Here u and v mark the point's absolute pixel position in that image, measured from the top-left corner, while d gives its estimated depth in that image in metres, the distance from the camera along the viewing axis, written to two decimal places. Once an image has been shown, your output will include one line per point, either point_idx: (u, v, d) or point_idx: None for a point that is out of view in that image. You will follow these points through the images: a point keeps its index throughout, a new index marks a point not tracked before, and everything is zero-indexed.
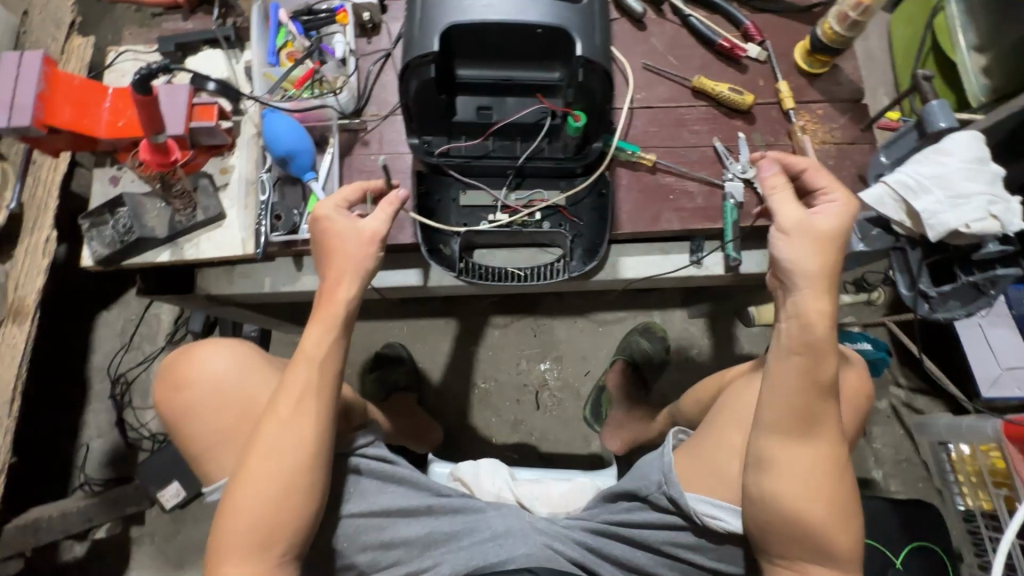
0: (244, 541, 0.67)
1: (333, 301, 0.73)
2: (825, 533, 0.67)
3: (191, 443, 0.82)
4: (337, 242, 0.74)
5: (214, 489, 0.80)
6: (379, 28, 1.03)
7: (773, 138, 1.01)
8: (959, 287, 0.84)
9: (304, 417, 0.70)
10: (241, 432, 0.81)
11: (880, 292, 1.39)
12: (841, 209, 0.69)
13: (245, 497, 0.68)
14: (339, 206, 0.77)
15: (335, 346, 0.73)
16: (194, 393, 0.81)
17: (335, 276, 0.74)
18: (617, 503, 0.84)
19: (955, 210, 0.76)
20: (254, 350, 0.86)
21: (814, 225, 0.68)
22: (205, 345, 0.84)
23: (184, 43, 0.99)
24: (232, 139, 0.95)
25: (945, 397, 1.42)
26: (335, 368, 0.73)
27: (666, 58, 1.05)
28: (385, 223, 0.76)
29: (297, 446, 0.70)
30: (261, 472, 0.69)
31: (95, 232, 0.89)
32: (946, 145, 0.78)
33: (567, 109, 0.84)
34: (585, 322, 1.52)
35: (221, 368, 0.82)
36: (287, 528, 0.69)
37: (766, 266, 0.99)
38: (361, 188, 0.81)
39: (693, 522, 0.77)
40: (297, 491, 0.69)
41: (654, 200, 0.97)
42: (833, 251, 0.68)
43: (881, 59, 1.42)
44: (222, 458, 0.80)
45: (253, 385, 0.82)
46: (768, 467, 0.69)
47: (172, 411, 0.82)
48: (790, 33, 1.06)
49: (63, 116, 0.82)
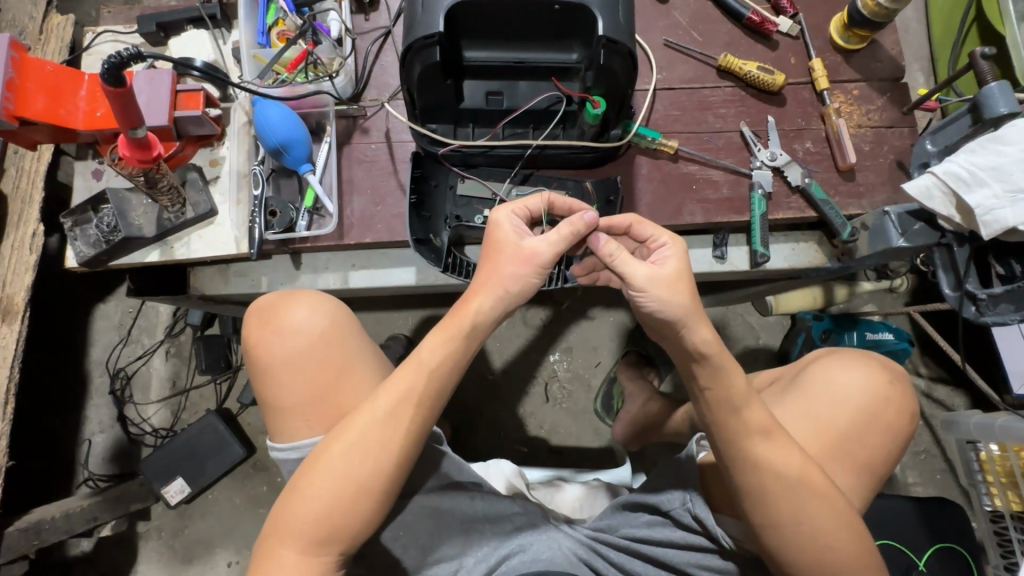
0: (306, 532, 0.62)
1: (466, 310, 0.67)
2: (827, 525, 0.62)
3: (274, 395, 0.75)
4: (500, 249, 0.69)
5: (287, 449, 0.74)
6: (377, 4, 0.95)
7: (804, 122, 0.93)
8: (1014, 289, 0.78)
9: (395, 422, 0.65)
10: (333, 392, 0.74)
11: (906, 280, 1.32)
12: (676, 253, 0.68)
13: (315, 486, 0.63)
14: (516, 213, 0.71)
15: (453, 356, 0.67)
16: (286, 343, 0.75)
17: (479, 283, 0.68)
18: (638, 515, 0.79)
19: (1014, 206, 0.73)
20: (343, 310, 0.80)
21: (662, 272, 0.65)
22: (303, 297, 0.78)
23: (165, 22, 0.91)
24: (222, 128, 0.88)
25: (969, 389, 1.38)
26: (446, 380, 0.67)
27: (689, 33, 0.96)
28: (551, 248, 0.68)
29: (380, 449, 0.64)
30: (341, 461, 0.64)
31: (78, 231, 0.84)
32: (1006, 134, 0.75)
33: (585, 95, 0.76)
34: (597, 312, 1.47)
35: (319, 322, 0.76)
36: (346, 532, 0.63)
37: (793, 262, 0.93)
38: (547, 198, 0.74)
39: (719, 544, 0.72)
40: (368, 496, 0.64)
41: (676, 190, 0.90)
42: (689, 289, 0.65)
43: (917, 31, 1.32)
44: (304, 418, 0.74)
45: (352, 350, 0.77)
46: (768, 433, 0.63)
47: (264, 351, 0.75)
48: (825, 5, 0.98)
49: (36, 106, 0.75)
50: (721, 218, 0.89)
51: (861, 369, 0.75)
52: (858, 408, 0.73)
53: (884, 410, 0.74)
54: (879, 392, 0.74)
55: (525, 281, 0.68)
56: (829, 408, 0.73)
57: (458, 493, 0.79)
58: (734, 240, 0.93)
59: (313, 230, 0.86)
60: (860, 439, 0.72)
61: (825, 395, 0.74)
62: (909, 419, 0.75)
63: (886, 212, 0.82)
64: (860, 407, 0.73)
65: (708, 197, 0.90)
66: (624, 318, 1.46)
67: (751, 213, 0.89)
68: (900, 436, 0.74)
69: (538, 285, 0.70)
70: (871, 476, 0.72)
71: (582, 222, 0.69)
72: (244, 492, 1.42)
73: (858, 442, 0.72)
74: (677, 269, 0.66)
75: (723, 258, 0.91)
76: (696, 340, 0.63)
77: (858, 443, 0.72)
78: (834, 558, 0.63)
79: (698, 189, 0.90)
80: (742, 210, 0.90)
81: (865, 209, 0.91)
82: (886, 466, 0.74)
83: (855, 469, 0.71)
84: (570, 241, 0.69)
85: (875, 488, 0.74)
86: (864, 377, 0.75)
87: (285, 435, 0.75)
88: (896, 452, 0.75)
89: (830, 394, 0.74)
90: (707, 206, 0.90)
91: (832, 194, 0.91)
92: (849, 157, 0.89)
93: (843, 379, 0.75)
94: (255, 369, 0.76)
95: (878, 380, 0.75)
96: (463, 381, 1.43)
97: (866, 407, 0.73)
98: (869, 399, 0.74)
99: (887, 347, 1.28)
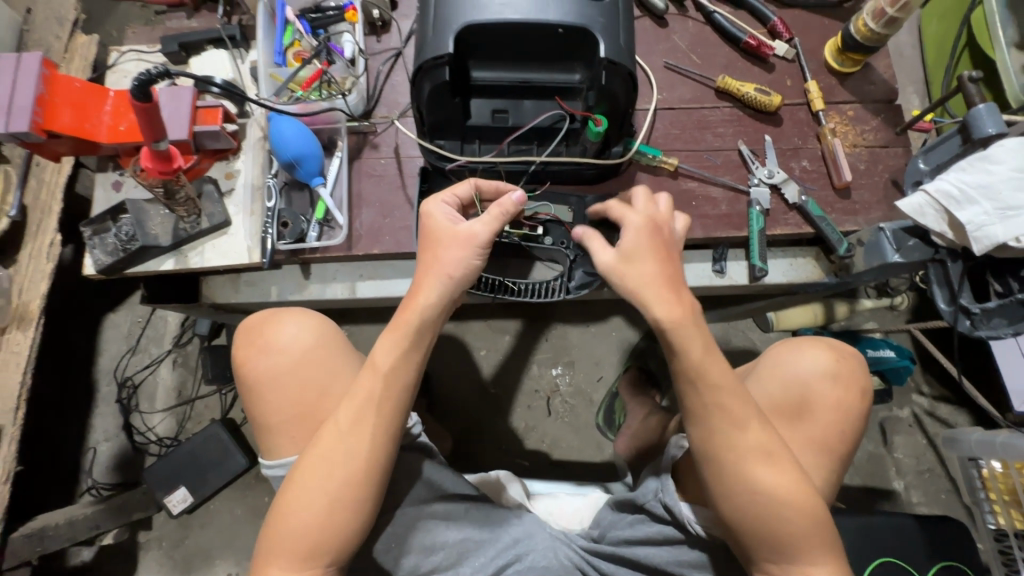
0: (293, 547, 0.64)
1: (411, 308, 0.69)
2: (801, 525, 0.64)
3: (261, 415, 0.76)
4: (438, 237, 0.71)
5: (277, 466, 0.75)
6: (389, 26, 0.99)
7: (801, 141, 0.96)
8: (1008, 304, 0.81)
9: (360, 429, 0.66)
10: (319, 409, 0.76)
11: (904, 297, 1.33)
12: (632, 224, 0.71)
13: (296, 503, 0.65)
14: (444, 201, 0.74)
15: (407, 359, 0.68)
16: (269, 361, 0.77)
17: (419, 281, 0.70)
18: (622, 517, 0.82)
19: (1003, 223, 0.75)
20: (327, 324, 0.82)
21: (624, 251, 0.71)
22: (287, 313, 0.81)
23: (187, 42, 0.95)
24: (237, 143, 0.91)
25: (971, 407, 1.38)
26: (405, 383, 0.68)
27: (688, 56, 1.00)
28: (488, 229, 0.70)
29: (349, 457, 0.66)
30: (315, 475, 0.65)
31: (97, 239, 0.87)
32: (994, 153, 0.77)
33: (587, 113, 0.79)
34: (598, 326, 1.48)
35: (304, 338, 0.78)
36: (332, 543, 0.65)
37: (792, 277, 0.94)
38: (474, 183, 0.77)
39: (688, 532, 0.75)
40: (345, 506, 0.65)
41: (676, 206, 0.93)
42: (658, 264, 0.70)
43: (911, 56, 1.36)
44: (289, 435, 0.75)
45: (335, 364, 0.78)
46: (771, 455, 0.66)
47: (247, 370, 0.77)
48: (819, 31, 1.01)
49: (62, 120, 0.79)
50: (720, 233, 0.92)
51: (812, 351, 0.80)
52: (807, 389, 0.78)
53: (839, 390, 0.78)
54: (832, 373, 0.79)
55: (464, 265, 0.70)
56: (776, 389, 0.79)
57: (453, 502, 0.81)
58: (733, 255, 0.95)
59: (323, 241, 0.89)
60: (810, 415, 0.77)
61: (781, 374, 0.80)
62: (861, 395, 0.79)
63: (882, 228, 0.84)
64: (806, 386, 0.78)
65: (707, 213, 0.92)
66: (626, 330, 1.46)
67: (748, 229, 0.91)
68: (857, 413, 0.78)
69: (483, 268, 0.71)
70: (829, 454, 0.77)
71: (509, 204, 0.70)
72: (246, 503, 1.42)
73: (809, 419, 0.77)
74: (641, 245, 0.70)
75: (722, 272, 0.93)
76: (656, 316, 0.68)
77: (806, 419, 0.77)
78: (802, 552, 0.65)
79: (698, 206, 0.93)
80: (741, 226, 0.92)
81: (861, 225, 0.93)
82: (845, 447, 0.77)
83: (810, 447, 0.76)
84: (502, 220, 0.70)
85: (835, 471, 0.77)
86: (814, 360, 0.79)
87: (278, 452, 0.76)
88: (854, 431, 0.78)
89: (782, 374, 0.80)
90: (706, 221, 0.92)
91: (829, 211, 0.93)
92: (845, 175, 0.91)
93: (793, 362, 0.80)
94: (242, 390, 0.78)
95: (826, 361, 0.79)
96: (464, 394, 1.44)
97: (816, 388, 0.78)
98: (820, 380, 0.78)
99: (888, 364, 1.27)
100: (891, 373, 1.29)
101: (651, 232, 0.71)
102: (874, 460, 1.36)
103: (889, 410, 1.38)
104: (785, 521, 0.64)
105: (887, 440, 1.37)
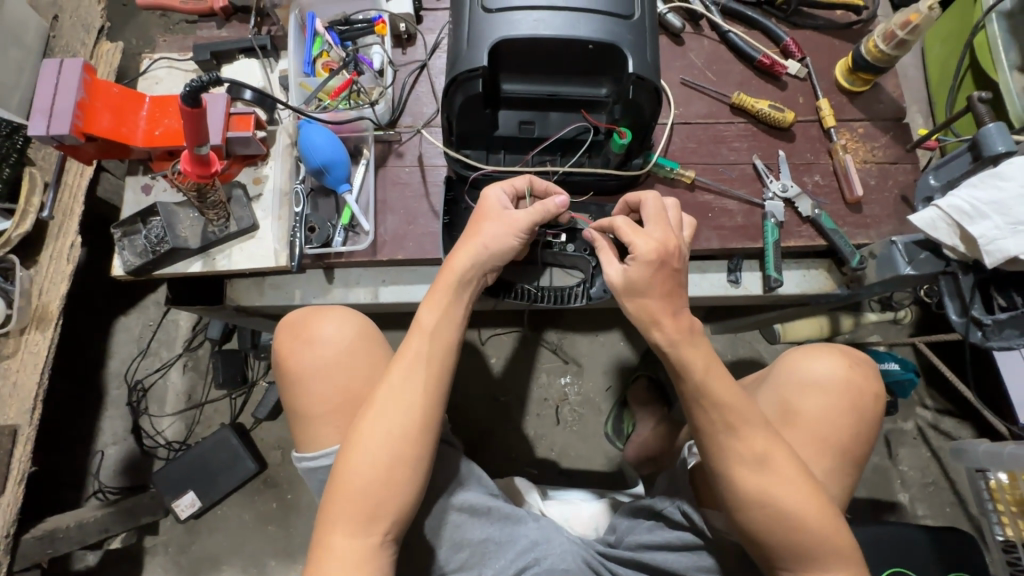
0: (354, 512, 0.65)
1: (449, 270, 0.74)
2: (806, 524, 0.65)
3: (302, 408, 0.77)
4: (484, 217, 0.77)
5: (310, 458, 0.76)
6: (414, 39, 1.02)
7: (813, 157, 0.99)
8: (1018, 316, 0.83)
9: (413, 387, 0.69)
10: (362, 397, 0.77)
11: (908, 311, 1.36)
12: (641, 255, 0.69)
13: (354, 466, 0.66)
14: (504, 189, 0.79)
15: (452, 317, 0.73)
16: (315, 353, 0.78)
17: (457, 246, 0.75)
18: (640, 522, 0.83)
19: (1016, 237, 0.77)
20: (365, 318, 0.83)
21: (629, 277, 0.70)
22: (327, 308, 0.83)
23: (219, 51, 0.98)
24: (267, 148, 0.94)
25: (974, 420, 1.40)
26: (450, 340, 0.72)
27: (704, 73, 1.03)
28: (530, 218, 0.76)
29: (407, 414, 0.68)
30: (373, 435, 0.67)
31: (127, 241, 0.89)
32: (1004, 170, 0.80)
33: (611, 126, 0.82)
34: (608, 336, 1.49)
35: (345, 333, 0.79)
36: (393, 507, 0.66)
37: (804, 288, 0.97)
38: (531, 178, 0.81)
39: (706, 537, 0.76)
40: (404, 465, 0.67)
41: (693, 217, 0.95)
42: (659, 292, 0.70)
43: (914, 77, 1.40)
44: (333, 424, 0.76)
45: (375, 354, 0.80)
46: (762, 464, 0.66)
47: (290, 360, 0.79)
48: (829, 51, 1.05)
49: (101, 124, 0.82)
50: (735, 244, 0.94)
51: (826, 357, 0.82)
52: (822, 392, 0.80)
53: (850, 396, 0.80)
54: (844, 379, 0.80)
55: (502, 245, 0.74)
56: (789, 393, 0.81)
57: (474, 509, 0.79)
58: (747, 265, 0.97)
59: (348, 246, 0.90)
60: (825, 419, 0.78)
61: (795, 383, 0.81)
62: (873, 400, 0.81)
63: (894, 241, 0.86)
64: (819, 393, 0.80)
65: (723, 225, 0.95)
66: (635, 339, 1.48)
67: (763, 240, 0.93)
68: (869, 418, 0.80)
69: (518, 251, 0.76)
70: (841, 457, 0.78)
71: (553, 206, 0.77)
72: (253, 508, 1.41)
73: (824, 421, 0.78)
74: (647, 273, 0.69)
75: (738, 282, 0.96)
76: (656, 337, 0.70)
77: (820, 422, 0.78)
78: (819, 551, 0.65)
79: (714, 217, 0.95)
80: (756, 237, 0.94)
81: (873, 239, 0.95)
82: (857, 451, 0.79)
83: (823, 450, 0.78)
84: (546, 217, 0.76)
85: (849, 475, 0.79)
86: (829, 364, 0.81)
87: (318, 445, 0.76)
88: (867, 436, 0.80)
89: (796, 382, 0.81)
90: (722, 232, 0.94)
91: (841, 225, 0.96)
92: (856, 190, 0.94)
93: (808, 366, 0.82)
94: (285, 383, 0.79)
95: (840, 366, 0.81)
96: (474, 401, 1.44)
97: (830, 392, 0.80)
98: (835, 384, 0.80)
99: (892, 377, 1.28)
100: (897, 387, 1.29)
101: (658, 266, 0.69)
102: (880, 472, 1.37)
103: (893, 422, 1.40)
104: (786, 521, 0.65)
105: (893, 453, 1.39)
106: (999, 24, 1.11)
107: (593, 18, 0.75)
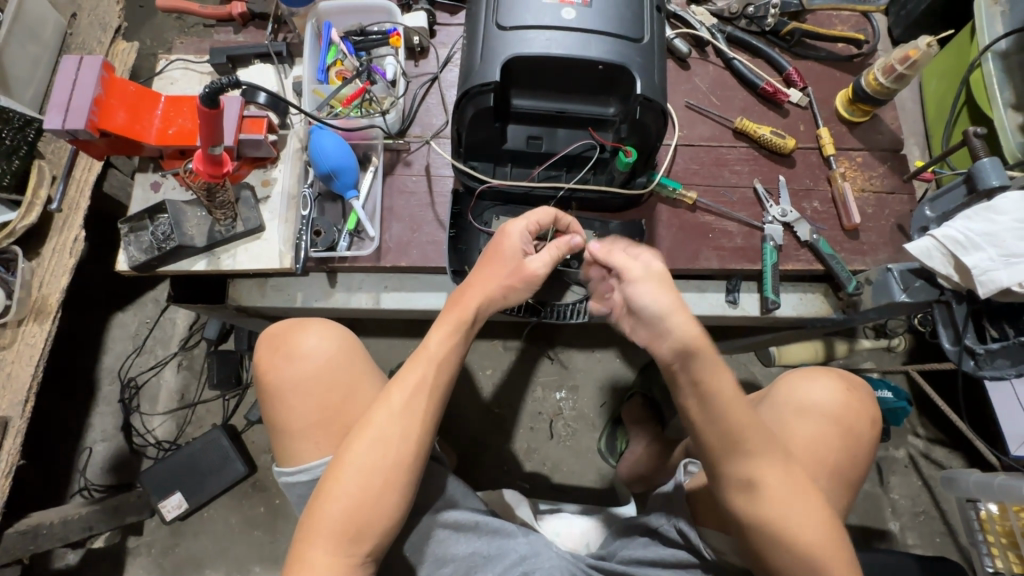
0: (336, 530, 0.65)
1: (460, 301, 0.76)
2: (802, 541, 0.65)
3: (282, 421, 0.77)
4: (499, 254, 0.78)
5: (300, 472, 0.75)
6: (427, 52, 1.05)
7: (812, 183, 1.01)
8: (1008, 346, 0.88)
9: (411, 412, 0.70)
10: (344, 414, 0.77)
11: (900, 339, 1.36)
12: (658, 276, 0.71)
13: (342, 484, 0.66)
14: (526, 227, 0.79)
15: (458, 346, 0.74)
16: (296, 367, 0.78)
17: (472, 280, 0.77)
18: (634, 539, 0.82)
19: (1007, 269, 0.80)
20: (349, 335, 0.83)
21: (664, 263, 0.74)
22: (314, 322, 0.83)
23: (235, 56, 1.00)
24: (277, 151, 0.95)
25: (965, 451, 1.40)
26: (452, 369, 0.74)
27: (708, 97, 1.06)
28: (547, 267, 0.78)
29: (401, 440, 0.69)
30: (365, 456, 0.67)
31: (132, 237, 0.89)
32: (998, 205, 0.83)
33: (617, 144, 0.84)
34: (605, 351, 1.49)
35: (329, 349, 0.80)
36: (376, 529, 0.66)
37: (801, 311, 0.97)
38: (556, 215, 0.82)
39: (702, 556, 0.75)
40: (392, 491, 0.67)
41: (693, 237, 0.97)
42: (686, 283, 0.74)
43: (911, 110, 1.43)
44: (312, 441, 0.76)
45: (358, 371, 0.80)
46: (755, 489, 0.66)
47: (273, 374, 0.79)
48: (830, 82, 1.08)
49: (115, 121, 0.84)
50: (734, 265, 0.95)
51: (821, 381, 0.84)
52: (821, 416, 0.81)
53: (855, 421, 0.81)
54: (845, 404, 0.82)
55: (515, 289, 0.77)
56: (789, 414, 0.82)
57: (466, 523, 0.79)
58: (745, 286, 0.98)
59: (352, 250, 0.91)
60: (824, 440, 0.79)
61: (798, 404, 0.82)
62: (869, 423, 0.82)
63: (889, 268, 0.87)
64: (823, 415, 0.81)
65: (723, 245, 0.96)
66: (631, 357, 1.48)
67: (762, 262, 0.95)
68: (865, 441, 0.81)
69: (526, 293, 0.78)
70: (840, 479, 0.79)
71: (567, 246, 0.80)
72: (240, 513, 1.39)
73: (822, 443, 0.79)
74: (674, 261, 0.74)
75: (735, 302, 0.97)
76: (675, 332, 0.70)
77: (821, 444, 0.79)
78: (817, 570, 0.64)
79: (714, 238, 0.97)
80: (755, 259, 0.96)
81: (868, 265, 0.97)
82: (857, 472, 0.81)
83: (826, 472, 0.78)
84: (559, 254, 0.79)
85: (848, 497, 0.81)
86: (825, 388, 0.83)
87: (301, 458, 0.76)
88: (865, 459, 0.82)
89: (797, 405, 0.82)
90: (721, 253, 0.96)
91: (838, 250, 0.98)
92: (854, 218, 0.96)
93: (805, 390, 0.83)
94: (264, 394, 0.79)
95: (837, 390, 0.83)
96: (468, 411, 1.44)
97: (830, 415, 0.81)
98: (833, 408, 0.81)
99: (886, 404, 1.27)
100: (890, 414, 1.29)
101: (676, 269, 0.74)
102: (871, 499, 1.37)
103: (885, 450, 1.40)
104: (777, 538, 0.65)
105: (884, 481, 1.39)
106: (995, 63, 1.15)
107: (604, 40, 0.77)
